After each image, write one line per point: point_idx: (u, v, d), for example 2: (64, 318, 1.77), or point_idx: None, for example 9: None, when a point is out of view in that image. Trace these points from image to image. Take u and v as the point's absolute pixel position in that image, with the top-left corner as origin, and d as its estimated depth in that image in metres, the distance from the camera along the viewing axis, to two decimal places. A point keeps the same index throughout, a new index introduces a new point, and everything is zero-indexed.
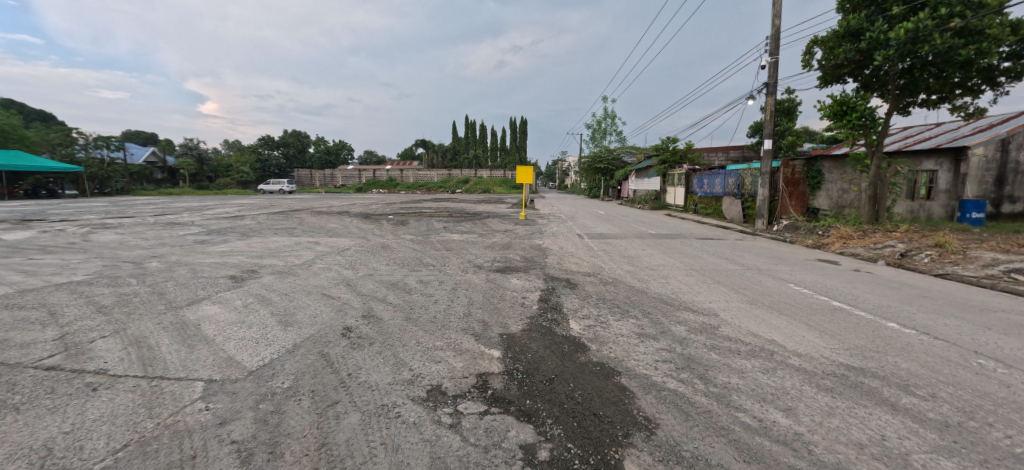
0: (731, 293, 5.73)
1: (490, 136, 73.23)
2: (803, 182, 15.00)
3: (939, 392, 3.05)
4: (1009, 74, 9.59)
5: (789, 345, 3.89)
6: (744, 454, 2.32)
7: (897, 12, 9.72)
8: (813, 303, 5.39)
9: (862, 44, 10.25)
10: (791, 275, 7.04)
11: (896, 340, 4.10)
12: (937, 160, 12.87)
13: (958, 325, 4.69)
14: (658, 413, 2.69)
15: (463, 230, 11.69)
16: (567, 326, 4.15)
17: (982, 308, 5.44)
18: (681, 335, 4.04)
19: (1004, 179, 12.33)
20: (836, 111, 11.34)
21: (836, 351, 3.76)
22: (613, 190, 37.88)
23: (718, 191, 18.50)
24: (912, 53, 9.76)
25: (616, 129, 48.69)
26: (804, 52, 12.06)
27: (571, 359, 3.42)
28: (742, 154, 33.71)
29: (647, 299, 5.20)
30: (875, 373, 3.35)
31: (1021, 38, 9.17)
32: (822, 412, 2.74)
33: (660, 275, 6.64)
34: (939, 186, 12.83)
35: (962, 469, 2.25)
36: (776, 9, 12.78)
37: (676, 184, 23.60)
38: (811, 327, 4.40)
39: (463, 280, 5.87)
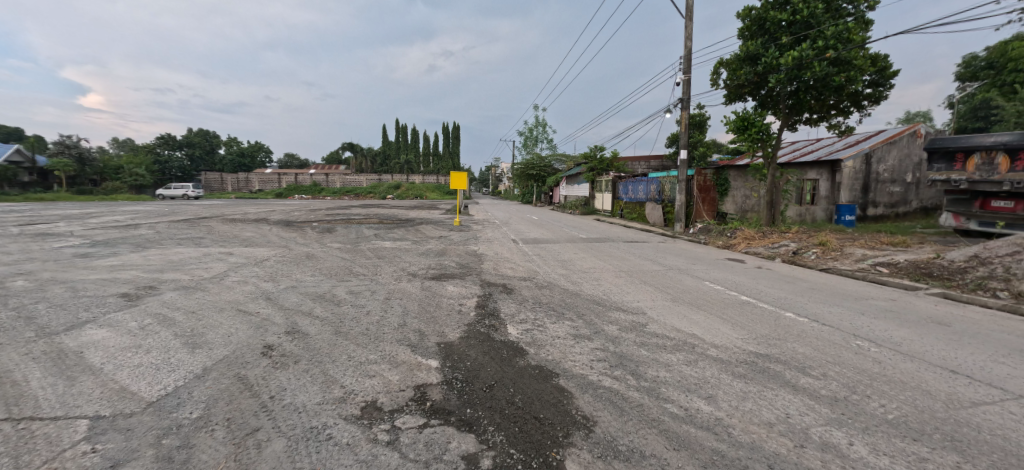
0: (657, 292, 6.07)
1: (422, 141, 71.92)
2: (713, 189, 16.50)
3: (829, 371, 3.45)
4: (870, 99, 11.25)
5: (707, 337, 4.20)
6: (674, 443, 2.43)
7: (786, 42, 11.06)
8: (726, 298, 5.89)
9: (759, 67, 11.49)
10: (707, 274, 7.63)
11: (793, 328, 4.60)
12: (819, 170, 14.77)
13: (841, 312, 5.37)
14: (594, 411, 2.75)
15: (395, 237, 11.29)
16: (504, 332, 4.13)
17: (859, 297, 6.28)
18: (613, 333, 4.20)
19: (869, 187, 14.37)
20: (740, 126, 12.54)
21: (746, 341, 4.12)
22: (545, 196, 38.89)
23: (642, 197, 19.61)
24: (797, 78, 11.14)
25: (547, 137, 50.12)
26: (712, 72, 13.28)
27: (511, 364, 3.40)
28: (660, 163, 36.21)
29: (581, 302, 5.35)
30: (779, 358, 3.72)
31: (879, 68, 10.82)
32: (736, 397, 2.97)
33: (592, 278, 6.88)
34: (821, 193, 14.75)
35: (850, 436, 2.54)
36: (688, 32, 13.94)
37: (602, 190, 24.81)
38: (725, 320, 4.79)
39: (395, 290, 5.64)
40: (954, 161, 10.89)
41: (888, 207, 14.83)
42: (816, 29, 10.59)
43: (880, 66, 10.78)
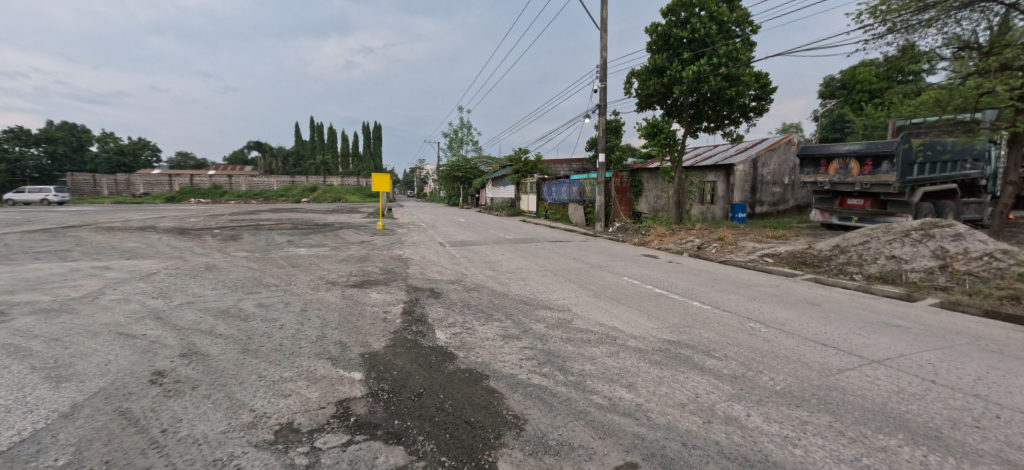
0: (580, 289, 6.31)
1: (341, 141, 68.27)
2: (629, 190, 17.58)
3: (730, 352, 3.81)
4: (756, 111, 12.69)
5: (626, 329, 4.45)
6: (600, 432, 2.52)
7: (687, 57, 12.10)
8: (642, 291, 6.29)
9: (664, 79, 12.46)
10: (625, 270, 8.08)
11: (700, 315, 5.03)
12: (717, 174, 16.40)
13: (739, 299, 5.98)
14: (525, 409, 2.77)
15: (311, 244, 10.55)
16: (432, 337, 4.02)
17: (752, 285, 7.04)
18: (540, 331, 4.28)
19: (757, 188, 16.24)
20: (650, 132, 13.49)
21: (660, 330, 4.42)
22: (472, 198, 38.78)
23: (565, 198, 20.32)
24: (697, 90, 12.25)
25: (471, 139, 50.08)
26: (624, 81, 14.14)
27: (440, 370, 3.32)
28: (581, 166, 37.84)
29: (508, 302, 5.39)
30: (689, 343, 4.04)
31: (762, 85, 12.25)
32: (654, 383, 3.17)
33: (519, 277, 6.98)
34: (718, 193, 16.35)
35: (748, 408, 2.82)
36: (603, 43, 14.70)
37: (527, 192, 25.32)
38: (642, 312, 5.11)
39: (313, 300, 5.26)
40: (819, 166, 12.44)
41: (771, 206, 16.85)
42: (711, 47, 11.71)
43: (762, 82, 12.20)
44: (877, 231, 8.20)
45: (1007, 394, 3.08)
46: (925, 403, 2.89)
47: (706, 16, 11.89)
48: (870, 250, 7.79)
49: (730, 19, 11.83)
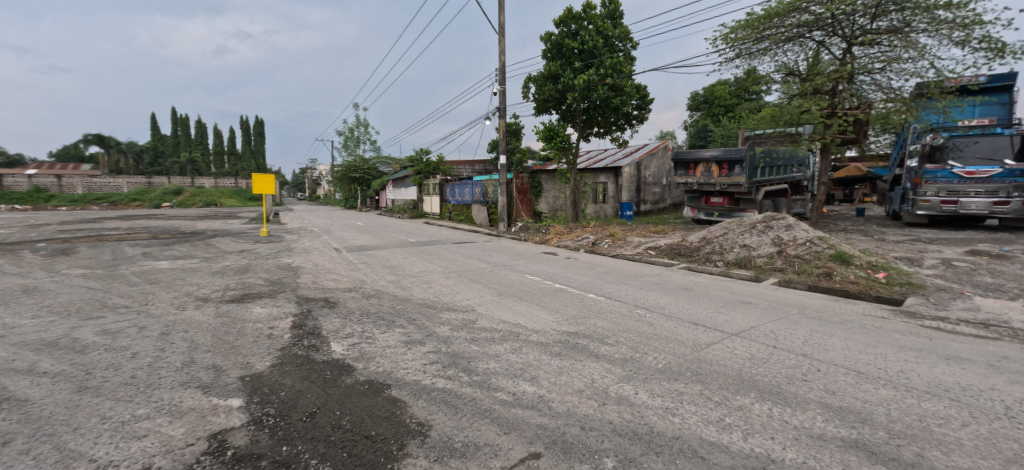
0: (484, 288, 6.36)
1: (214, 138, 60.38)
2: (529, 191, 18.18)
3: (620, 338, 4.14)
4: (638, 119, 13.99)
5: (527, 324, 4.59)
6: (504, 427, 2.55)
7: (578, 67, 12.90)
8: (543, 287, 6.56)
9: (559, 86, 13.14)
10: (527, 268, 8.35)
11: (595, 306, 5.39)
12: (607, 175, 17.73)
13: (628, 289, 6.53)
14: (429, 415, 2.70)
15: (177, 255, 9.15)
16: (326, 350, 3.73)
17: (639, 276, 7.74)
18: (444, 334, 4.22)
19: (641, 188, 17.91)
20: (547, 136, 14.13)
21: (559, 323, 4.65)
22: (371, 200, 36.96)
23: (468, 199, 20.34)
24: (587, 98, 13.13)
25: (369, 138, 47.73)
26: (522, 86, 14.62)
27: (336, 385, 3.09)
28: (483, 168, 38.25)
29: (411, 306, 5.23)
30: (585, 333, 4.29)
31: (642, 95, 13.53)
32: (555, 374, 3.30)
33: (422, 281, 6.82)
34: (609, 193, 17.69)
35: (636, 387, 3.08)
36: (501, 47, 15.00)
37: (430, 193, 24.86)
38: (543, 307, 5.33)
39: (178, 320, 4.56)
40: (688, 169, 14.07)
41: (653, 204, 18.71)
42: (599, 59, 12.63)
43: (642, 94, 13.48)
44: (734, 224, 9.54)
45: (824, 351, 3.80)
46: (769, 365, 3.43)
47: (593, 30, 12.79)
48: (729, 240, 9.04)
49: (614, 34, 12.86)
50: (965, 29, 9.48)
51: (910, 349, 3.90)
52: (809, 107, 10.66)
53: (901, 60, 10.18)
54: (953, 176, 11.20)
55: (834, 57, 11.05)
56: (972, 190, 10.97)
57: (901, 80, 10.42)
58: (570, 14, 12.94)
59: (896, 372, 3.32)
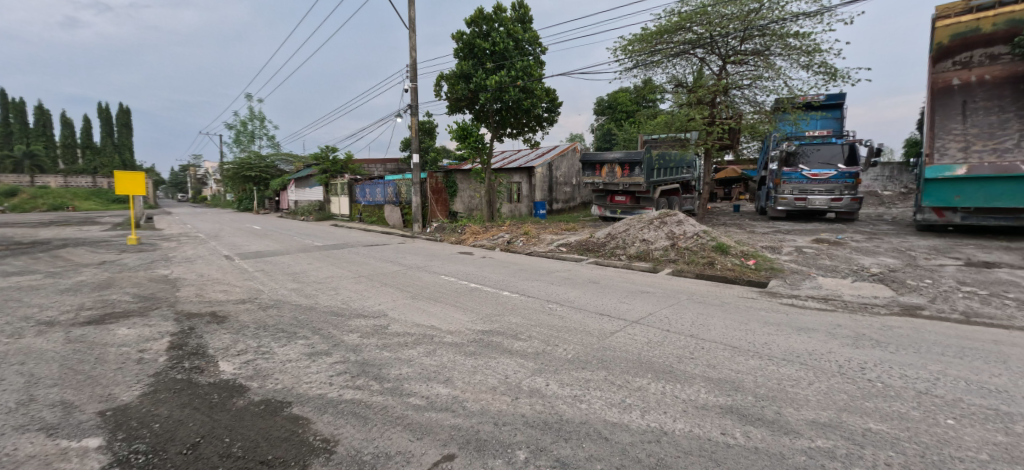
0: (397, 292, 6.16)
1: (64, 129, 50.89)
2: (444, 191, 18.00)
3: (532, 333, 4.28)
4: (548, 121, 14.52)
5: (441, 326, 4.54)
6: (416, 433, 2.50)
7: (490, 67, 13.05)
8: (458, 287, 6.53)
9: (471, 86, 13.18)
10: (442, 269, 8.24)
11: (508, 303, 5.50)
12: (521, 175, 18.15)
13: (540, 284, 6.76)
14: (336, 429, 2.55)
15: (12, 271, 7.55)
16: (214, 371, 3.35)
17: (551, 272, 8.04)
18: (353, 342, 4.01)
19: (553, 188, 18.63)
20: (461, 135, 14.12)
21: (473, 322, 4.67)
22: (269, 201, 33.83)
23: (379, 200, 19.51)
24: (500, 99, 13.35)
25: (265, 133, 43.61)
26: (434, 84, 14.41)
27: (225, 409, 2.79)
28: (395, 167, 37.00)
29: (315, 316, 4.89)
30: (498, 331, 4.36)
31: (551, 99, 14.06)
32: (469, 373, 3.31)
33: (328, 287, 6.41)
34: (523, 193, 18.13)
35: (547, 378, 3.20)
36: (412, 43, 14.61)
37: (337, 194, 23.45)
38: (457, 307, 5.31)
39: (13, 351, 3.76)
40: (595, 169, 14.92)
41: (564, 203, 19.57)
42: (510, 61, 12.90)
43: (552, 97, 14.01)
44: (635, 220, 10.33)
45: (707, 331, 4.29)
46: (663, 347, 3.78)
47: (504, 32, 13.01)
48: (631, 235, 9.77)
49: (523, 38, 13.20)
50: (809, 55, 11.23)
51: (772, 324, 4.55)
52: (693, 115, 12.20)
53: (763, 78, 11.81)
54: (804, 177, 13.22)
55: (712, 72, 12.49)
56: (818, 188, 13.06)
57: (763, 96, 12.09)
58: (481, 14, 13.03)
59: (762, 344, 3.85)
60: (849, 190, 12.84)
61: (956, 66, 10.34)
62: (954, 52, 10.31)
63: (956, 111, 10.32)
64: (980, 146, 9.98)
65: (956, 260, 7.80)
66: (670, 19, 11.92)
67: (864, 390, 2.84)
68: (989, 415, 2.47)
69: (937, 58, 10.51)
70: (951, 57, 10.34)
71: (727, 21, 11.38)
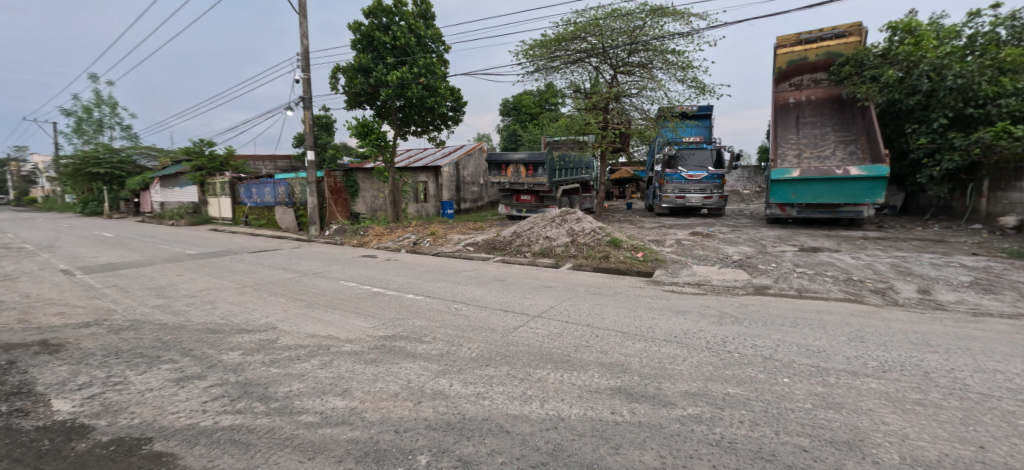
0: (288, 302, 5.66)
1: None
2: (345, 191, 16.45)
3: (437, 334, 4.23)
4: (453, 120, 14.42)
5: (339, 335, 4.28)
6: (308, 452, 2.33)
7: (391, 62, 12.57)
8: (359, 293, 6.20)
9: (371, 80, 12.57)
10: (341, 274, 7.77)
11: (412, 306, 5.36)
12: (428, 174, 17.80)
13: (446, 285, 6.70)
14: (210, 461, 2.28)
15: None
16: (45, 412, 2.78)
17: (458, 271, 8.02)
18: (234, 361, 3.61)
19: (460, 188, 18.58)
20: (361, 132, 13.41)
21: (375, 328, 4.48)
22: (126, 203, 28.89)
23: (268, 201, 17.72)
24: (402, 95, 12.93)
25: (119, 124, 37.12)
26: (330, 76, 13.48)
27: (61, 456, 2.33)
28: (287, 164, 33.93)
29: (187, 334, 4.31)
30: (401, 335, 4.24)
31: (456, 98, 13.99)
32: (368, 382, 3.17)
33: (204, 301, 5.67)
34: (430, 192, 17.79)
35: (450, 379, 3.19)
36: (302, 30, 13.50)
37: (216, 195, 20.84)
38: (357, 314, 5.04)
39: None
40: (501, 169, 15.24)
41: (472, 202, 19.62)
42: (412, 57, 12.56)
43: (456, 96, 13.93)
44: (538, 218, 10.72)
45: (602, 320, 4.62)
46: (562, 338, 3.99)
47: (405, 27, 12.63)
48: (535, 233, 10.12)
49: (426, 34, 12.92)
50: (684, 70, 12.61)
51: (656, 309, 5.05)
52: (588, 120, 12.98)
53: (647, 89, 12.99)
54: (683, 178, 14.83)
55: (605, 80, 13.43)
56: (694, 188, 14.74)
57: (648, 104, 13.30)
58: (380, 6, 12.48)
59: (648, 328, 4.25)
60: (717, 189, 14.70)
61: (791, 88, 13.44)
62: (790, 75, 13.50)
63: (791, 123, 12.77)
64: (809, 154, 11.97)
65: (795, 246, 9.38)
66: (567, 28, 12.67)
67: (726, 361, 3.29)
68: (813, 371, 3.03)
69: (779, 80, 13.59)
70: (787, 81, 13.52)
71: (616, 35, 12.40)
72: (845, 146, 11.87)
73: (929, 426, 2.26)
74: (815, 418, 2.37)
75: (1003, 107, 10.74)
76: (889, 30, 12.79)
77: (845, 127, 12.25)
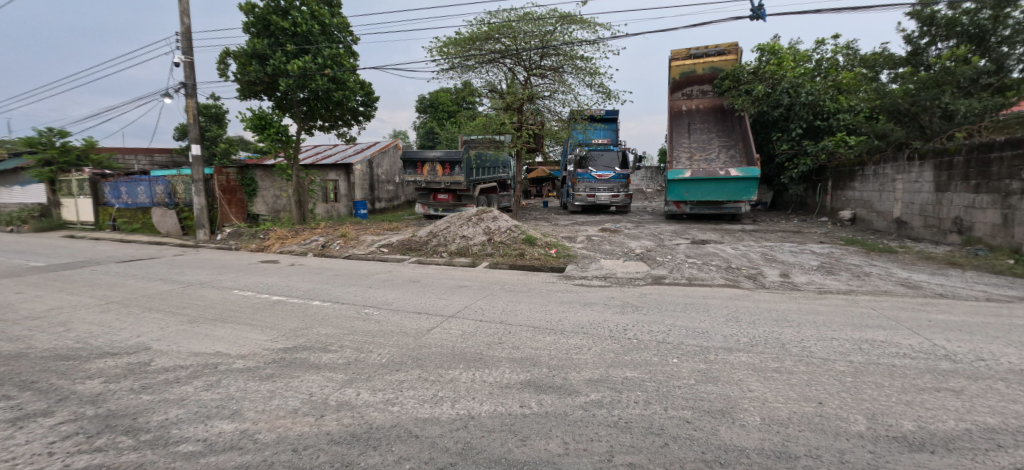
0: (168, 317, 4.98)
1: None
2: (240, 190, 14.74)
3: (344, 342, 4.01)
4: (364, 116, 13.72)
5: (230, 351, 3.87)
6: None
7: (291, 50, 11.58)
8: (255, 302, 5.65)
9: (268, 68, 11.47)
10: (234, 283, 7.01)
11: (317, 314, 5.01)
12: (337, 172, 16.75)
13: (355, 289, 6.36)
14: None
15: None
16: None
17: (369, 275, 7.66)
18: (93, 391, 3.09)
19: (374, 186, 17.78)
20: (257, 124, 12.18)
21: (273, 340, 4.12)
22: None
23: (141, 201, 15.34)
24: (305, 87, 11.99)
25: None
26: (218, 60, 12.07)
27: None
28: (168, 160, 29.76)
29: (28, 364, 3.59)
30: (303, 346, 3.95)
31: (366, 92, 13.32)
32: (263, 400, 2.91)
33: (54, 323, 4.77)
34: (341, 192, 16.77)
35: (356, 389, 3.04)
36: (182, 6, 11.90)
37: (71, 194, 17.61)
38: (253, 326, 4.59)
39: None
40: (416, 168, 14.88)
41: (387, 202, 18.90)
42: (315, 46, 11.69)
43: (367, 91, 13.26)
44: (454, 218, 10.63)
45: (515, 316, 4.71)
46: (475, 337, 4.01)
47: (307, 13, 11.71)
48: (451, 232, 10.03)
49: (332, 23, 12.10)
50: (592, 76, 13.29)
51: (567, 303, 5.28)
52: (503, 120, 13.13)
53: (559, 92, 13.49)
54: (593, 178, 15.70)
55: (519, 81, 13.71)
56: (603, 187, 15.66)
57: (560, 106, 13.81)
58: None
59: (559, 321, 4.43)
60: (623, 188, 15.77)
61: (683, 96, 14.89)
62: (682, 85, 14.92)
63: (684, 129, 14.18)
64: (699, 156, 13.34)
65: (687, 239, 10.42)
66: (480, 28, 12.75)
67: (625, 347, 3.55)
68: (697, 350, 3.39)
69: (673, 89, 14.97)
70: (680, 90, 14.93)
71: (528, 38, 12.75)
72: (726, 150, 13.44)
73: (783, 389, 2.66)
74: (696, 392, 2.66)
75: (841, 120, 13.05)
76: (759, 51, 14.76)
77: (727, 133, 13.86)
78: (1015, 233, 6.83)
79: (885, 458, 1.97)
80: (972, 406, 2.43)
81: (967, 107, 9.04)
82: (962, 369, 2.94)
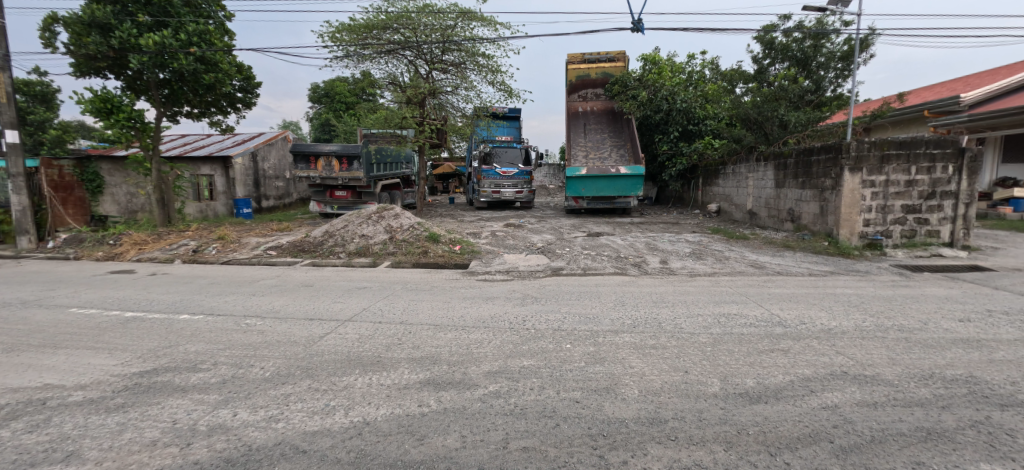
0: None
1: None
2: (77, 186, 13.01)
3: (219, 358, 3.59)
4: (242, 103, 12.29)
5: (66, 382, 3.22)
6: None
7: (145, 22, 9.89)
8: (102, 321, 4.77)
9: (113, 41, 9.65)
10: (70, 299, 5.82)
11: (185, 330, 4.39)
12: (211, 167, 14.71)
13: (235, 298, 5.71)
14: None
15: None
16: None
17: (251, 280, 6.91)
18: None
19: (259, 183, 16.08)
20: (99, 108, 10.17)
21: (126, 364, 3.52)
22: None
23: None
24: (165, 66, 10.34)
25: None
26: (41, 27, 9.86)
27: None
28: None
29: None
30: (166, 367, 3.44)
31: (245, 77, 11.93)
32: (110, 435, 2.48)
33: None
34: (217, 188, 14.82)
35: (233, 409, 2.74)
36: None
37: None
38: (100, 349, 3.88)
39: None
40: (309, 163, 13.62)
41: (276, 200, 17.20)
42: (177, 19, 10.07)
43: (245, 75, 11.88)
44: (351, 216, 10.04)
45: (417, 315, 4.62)
46: (373, 339, 3.86)
47: None
48: (349, 231, 9.48)
49: None
50: (493, 74, 13.41)
51: (469, 299, 5.32)
52: (405, 114, 12.64)
53: (461, 87, 13.40)
54: (497, 174, 16.02)
55: (421, 75, 13.35)
56: (507, 183, 16.00)
57: (463, 102, 13.76)
58: None
59: (463, 317, 4.45)
60: (526, 184, 16.26)
61: (579, 98, 15.82)
62: (579, 88, 15.81)
63: (580, 129, 15.13)
64: (594, 155, 14.32)
65: (583, 232, 11.10)
66: (377, 16, 12.18)
67: (524, 337, 3.70)
68: (587, 335, 3.65)
69: (571, 91, 15.84)
70: (577, 92, 15.83)
71: (428, 31, 12.42)
72: (618, 149, 14.57)
73: (657, 363, 2.99)
74: (584, 373, 2.87)
75: (708, 125, 14.93)
76: (643, 61, 16.18)
77: (618, 134, 15.03)
78: (828, 220, 8.44)
79: (732, 411, 2.33)
80: (796, 361, 2.97)
81: (796, 119, 10.95)
82: (790, 332, 3.58)
